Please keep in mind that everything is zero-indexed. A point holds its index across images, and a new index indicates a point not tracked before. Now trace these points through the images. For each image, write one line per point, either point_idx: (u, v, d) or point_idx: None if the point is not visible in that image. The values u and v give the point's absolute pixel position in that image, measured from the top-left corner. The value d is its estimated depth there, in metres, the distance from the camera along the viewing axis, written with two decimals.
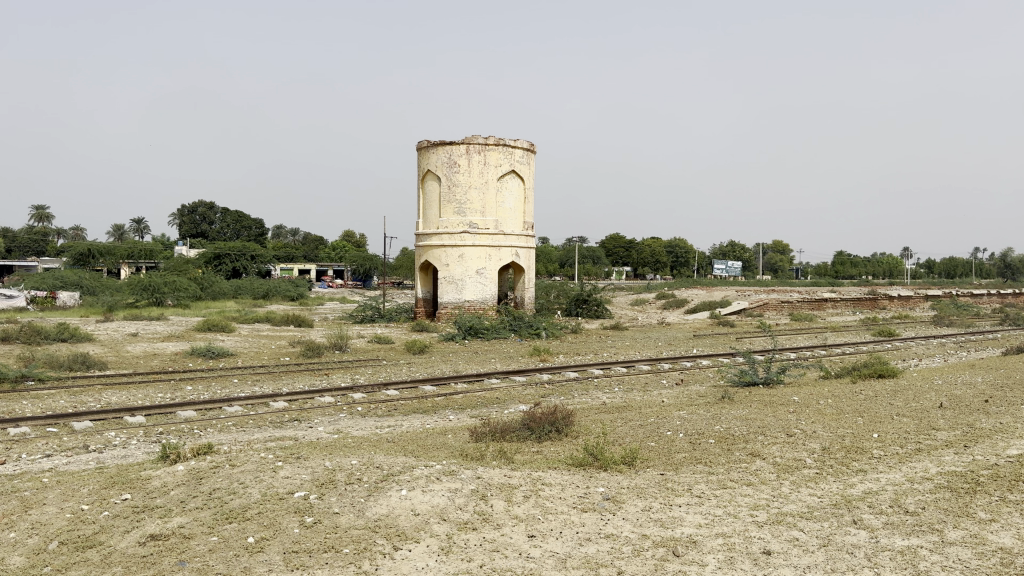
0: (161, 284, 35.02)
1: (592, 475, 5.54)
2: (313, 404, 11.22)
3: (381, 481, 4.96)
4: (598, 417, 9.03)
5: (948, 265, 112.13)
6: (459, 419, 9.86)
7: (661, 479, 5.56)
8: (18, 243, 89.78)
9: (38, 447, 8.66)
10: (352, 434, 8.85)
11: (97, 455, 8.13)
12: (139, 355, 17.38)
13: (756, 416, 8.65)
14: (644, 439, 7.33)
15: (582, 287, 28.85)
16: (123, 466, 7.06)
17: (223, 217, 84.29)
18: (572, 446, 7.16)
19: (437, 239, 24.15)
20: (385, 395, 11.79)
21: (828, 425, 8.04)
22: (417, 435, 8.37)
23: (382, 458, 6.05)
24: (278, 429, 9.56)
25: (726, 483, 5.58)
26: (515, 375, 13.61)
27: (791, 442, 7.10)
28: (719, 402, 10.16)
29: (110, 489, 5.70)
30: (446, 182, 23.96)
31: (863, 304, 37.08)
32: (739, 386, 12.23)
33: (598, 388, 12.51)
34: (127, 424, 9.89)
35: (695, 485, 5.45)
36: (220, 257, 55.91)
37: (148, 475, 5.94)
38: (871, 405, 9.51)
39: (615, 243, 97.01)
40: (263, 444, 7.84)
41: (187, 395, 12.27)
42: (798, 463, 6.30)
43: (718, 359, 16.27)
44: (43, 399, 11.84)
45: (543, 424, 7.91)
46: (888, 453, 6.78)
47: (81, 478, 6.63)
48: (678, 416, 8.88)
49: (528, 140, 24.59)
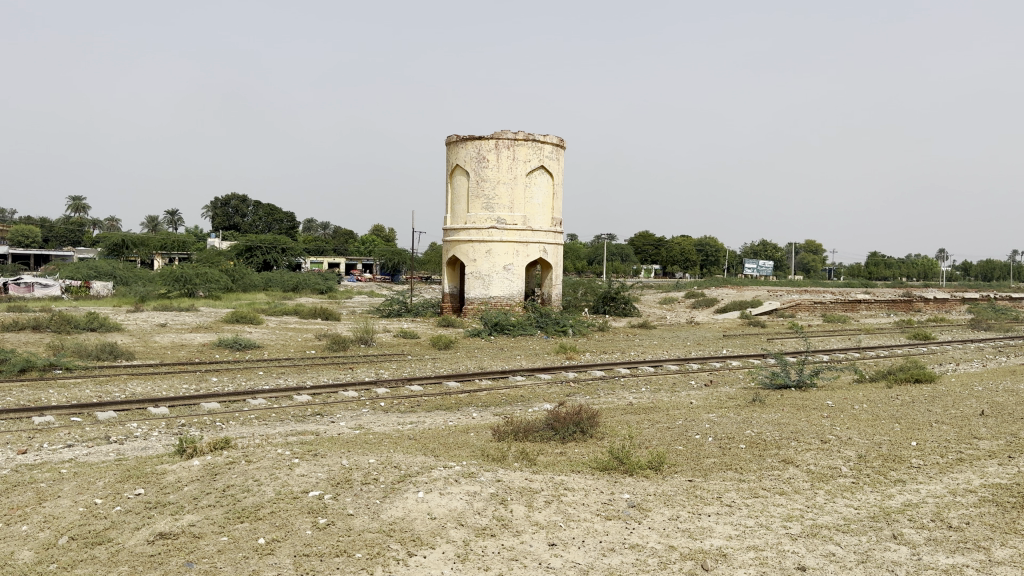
0: (192, 276, 35.40)
1: (618, 480, 5.32)
2: (337, 399, 11.12)
3: (398, 483, 4.80)
4: (625, 418, 8.82)
5: (985, 267, 110.05)
6: (483, 417, 9.70)
7: (689, 486, 5.34)
8: (54, 233, 91.42)
9: (60, 437, 8.63)
10: (373, 430, 8.76)
11: (118, 447, 8.08)
12: (166, 345, 17.45)
13: (788, 421, 8.38)
14: (671, 443, 7.11)
15: (610, 285, 28.57)
16: (141, 458, 7.00)
17: (255, 210, 85.07)
18: (596, 448, 6.95)
19: (465, 234, 24.01)
20: (408, 391, 11.69)
21: (863, 432, 7.75)
22: (439, 433, 8.23)
23: (402, 457, 5.90)
24: (300, 423, 9.46)
25: (758, 491, 5.34)
26: (540, 372, 13.43)
27: (825, 449, 6.84)
28: (750, 405, 9.89)
29: (125, 483, 5.60)
30: (475, 177, 23.79)
31: (897, 306, 36.39)
32: (770, 389, 11.92)
33: (625, 388, 12.29)
34: (150, 415, 9.87)
35: (725, 493, 5.23)
36: (251, 249, 56.38)
37: (162, 470, 5.82)
38: (908, 411, 9.18)
39: (644, 241, 96.42)
40: (283, 439, 7.74)
41: (211, 387, 12.26)
42: (833, 472, 6.04)
43: (748, 361, 15.97)
44: (69, 388, 11.88)
45: (568, 424, 7.72)
46: (927, 463, 6.49)
47: (99, 470, 6.55)
48: (706, 419, 8.65)
49: (557, 135, 24.36)
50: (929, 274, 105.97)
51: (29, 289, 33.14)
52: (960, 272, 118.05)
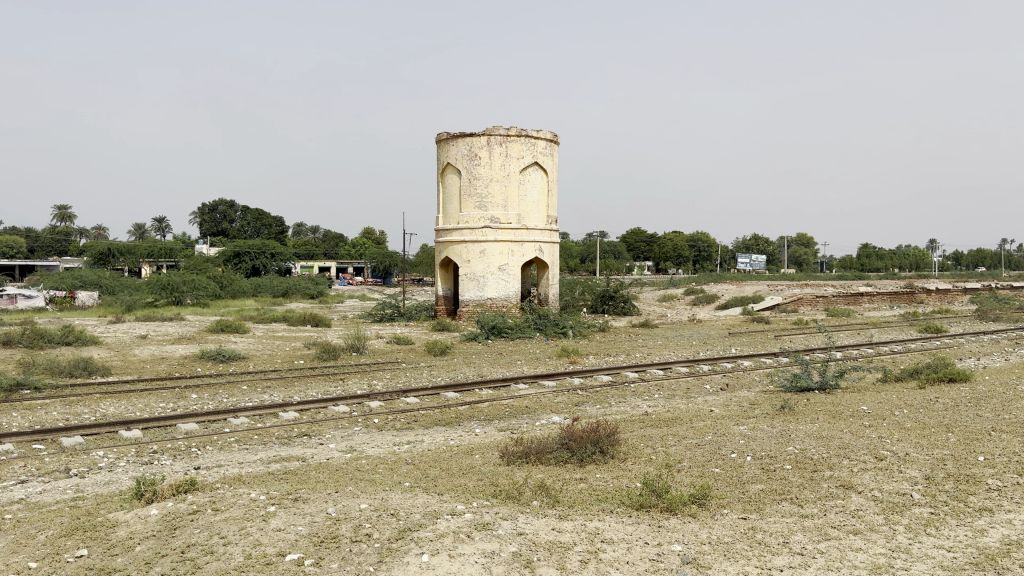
0: (180, 283, 34.32)
1: (660, 523, 4.43)
2: (327, 415, 10.20)
3: (397, 541, 3.91)
4: (645, 433, 7.93)
5: (977, 257, 109.81)
6: (487, 433, 8.80)
7: (745, 527, 4.47)
8: (40, 243, 89.93)
9: (13, 471, 7.66)
10: (366, 453, 7.91)
11: (78, 482, 7.15)
12: (146, 359, 16.46)
13: (831, 433, 7.48)
14: (705, 465, 6.26)
15: (608, 284, 27.70)
16: (101, 499, 6.09)
17: (244, 216, 83.86)
18: (623, 473, 6.08)
19: (458, 234, 23.09)
20: (403, 404, 10.79)
21: (922, 446, 6.84)
22: (440, 457, 7.36)
23: (401, 497, 5.00)
24: (285, 447, 8.55)
25: (828, 532, 4.48)
26: (544, 378, 12.52)
27: (885, 469, 5.96)
28: (781, 414, 8.99)
29: (69, 540, 4.65)
30: (467, 175, 22.89)
31: (900, 298, 35.46)
32: (794, 393, 11.06)
33: (637, 395, 11.42)
34: (121, 440, 8.94)
35: (790, 536, 4.36)
36: (240, 254, 55.18)
37: (113, 520, 4.86)
38: (956, 416, 8.32)
39: (636, 237, 95.72)
40: (262, 471, 6.84)
41: (190, 405, 11.32)
42: (906, 501, 5.15)
43: (761, 360, 15.12)
44: (35, 411, 10.91)
45: (585, 444, 6.84)
46: (1008, 484, 5.58)
47: (44, 517, 5.59)
48: (737, 432, 7.71)
49: (551, 130, 23.48)
50: (921, 265, 105.50)
51: (13, 301, 32.09)
52: (952, 263, 117.95)
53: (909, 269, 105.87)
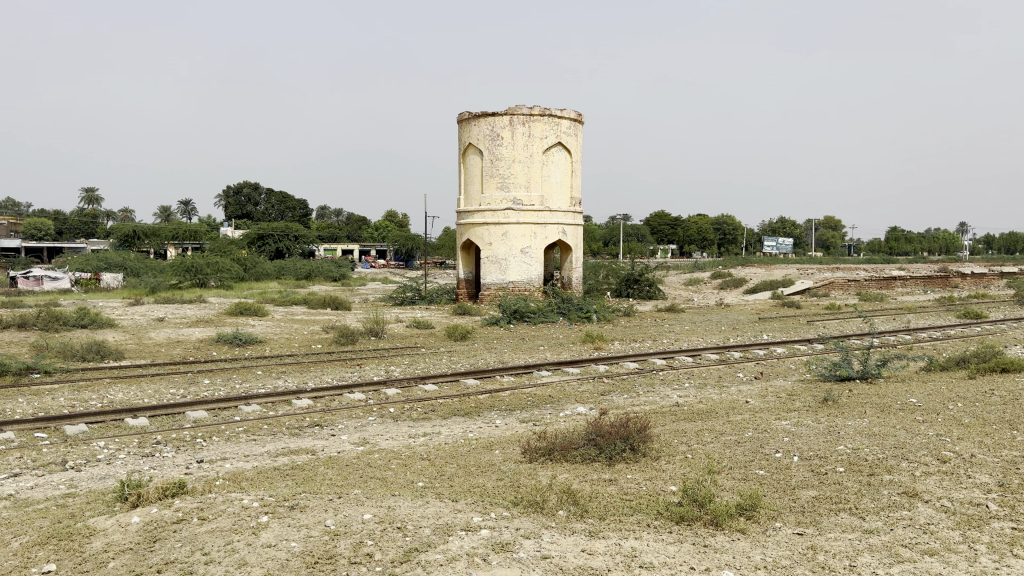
0: (203, 265, 34.07)
1: (705, 541, 3.89)
2: (341, 404, 9.71)
3: (402, 564, 3.48)
4: (679, 427, 7.35)
5: (1009, 241, 107.62)
6: (508, 425, 8.26)
7: (803, 546, 3.90)
8: (68, 225, 90.46)
9: (7, 464, 7.19)
10: (379, 446, 7.43)
11: (73, 476, 6.69)
12: (161, 343, 16.03)
13: (884, 430, 6.85)
14: (749, 467, 5.67)
15: (633, 267, 27.03)
16: (92, 498, 5.61)
17: (269, 199, 83.93)
18: (659, 475, 5.52)
19: (479, 216, 22.52)
20: (420, 392, 10.30)
21: (987, 446, 6.20)
22: (458, 452, 6.81)
23: (412, 504, 4.47)
24: (294, 438, 8.05)
25: (900, 552, 3.88)
26: (567, 365, 11.95)
27: (951, 474, 5.35)
28: (823, 407, 8.36)
29: (41, 549, 4.17)
30: (488, 156, 22.28)
31: (934, 282, 34.47)
32: (833, 382, 10.46)
33: (666, 384, 10.82)
34: (125, 430, 8.49)
35: (857, 558, 3.78)
36: (263, 237, 55.16)
37: (92, 528, 4.38)
38: (1017, 411, 7.67)
39: (660, 220, 94.59)
40: (266, 468, 6.33)
41: (201, 392, 10.87)
42: (983, 513, 4.54)
43: (795, 347, 14.46)
44: (42, 397, 10.48)
45: (614, 440, 6.26)
46: None
47: (26, 519, 5.12)
48: (780, 429, 7.10)
49: (575, 109, 22.80)
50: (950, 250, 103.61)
51: (38, 283, 32.03)
52: (983, 247, 115.48)
53: (939, 253, 103.99)
